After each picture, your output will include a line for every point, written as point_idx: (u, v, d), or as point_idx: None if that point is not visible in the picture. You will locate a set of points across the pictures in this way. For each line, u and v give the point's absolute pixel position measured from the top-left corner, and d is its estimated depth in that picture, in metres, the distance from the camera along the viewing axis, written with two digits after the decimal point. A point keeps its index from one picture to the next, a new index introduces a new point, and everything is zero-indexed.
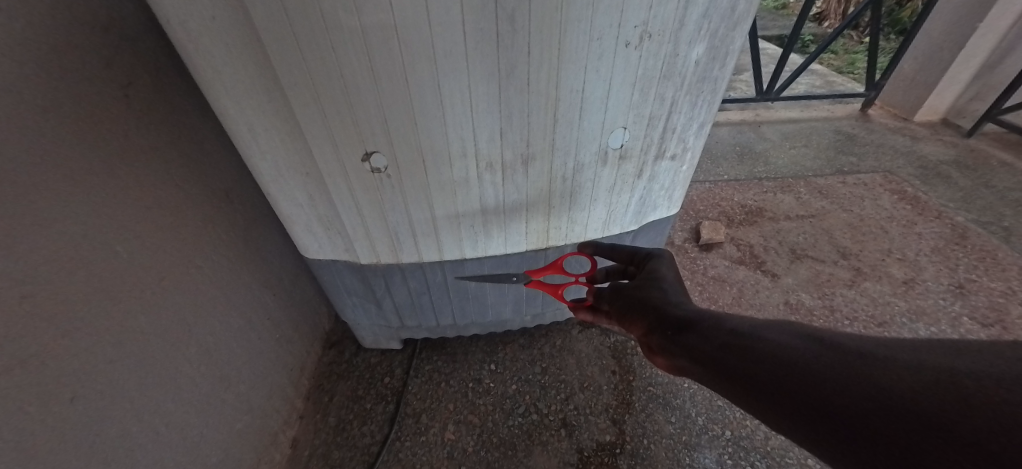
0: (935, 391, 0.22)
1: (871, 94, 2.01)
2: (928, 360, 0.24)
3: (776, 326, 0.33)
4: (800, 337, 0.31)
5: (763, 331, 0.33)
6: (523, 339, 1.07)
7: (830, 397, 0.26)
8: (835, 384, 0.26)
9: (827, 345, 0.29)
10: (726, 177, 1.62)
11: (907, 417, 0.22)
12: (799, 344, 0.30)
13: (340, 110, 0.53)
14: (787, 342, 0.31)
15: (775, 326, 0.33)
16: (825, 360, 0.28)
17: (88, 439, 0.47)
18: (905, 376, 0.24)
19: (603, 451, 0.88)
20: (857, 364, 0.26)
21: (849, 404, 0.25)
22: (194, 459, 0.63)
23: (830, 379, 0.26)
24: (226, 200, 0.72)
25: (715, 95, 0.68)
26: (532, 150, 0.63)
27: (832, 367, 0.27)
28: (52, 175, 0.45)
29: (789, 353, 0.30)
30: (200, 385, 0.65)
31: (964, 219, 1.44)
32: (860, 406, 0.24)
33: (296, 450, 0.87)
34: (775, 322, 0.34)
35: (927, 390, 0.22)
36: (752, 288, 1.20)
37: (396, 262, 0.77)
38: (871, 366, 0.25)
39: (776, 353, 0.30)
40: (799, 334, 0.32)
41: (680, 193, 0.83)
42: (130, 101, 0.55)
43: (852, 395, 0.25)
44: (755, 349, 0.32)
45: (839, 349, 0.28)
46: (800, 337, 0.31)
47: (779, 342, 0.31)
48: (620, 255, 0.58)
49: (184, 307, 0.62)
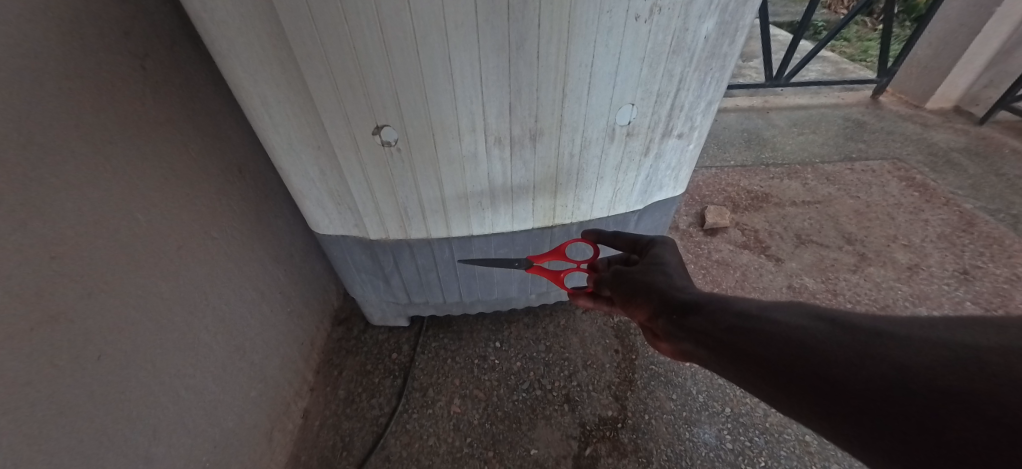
0: (956, 370, 0.22)
1: (882, 81, 1.99)
2: (940, 338, 0.24)
3: (784, 307, 0.34)
4: (808, 316, 0.32)
5: (770, 312, 0.34)
6: (527, 318, 1.09)
7: (846, 379, 0.25)
8: (849, 365, 0.26)
9: (839, 325, 0.29)
10: (733, 162, 1.61)
11: (927, 398, 0.22)
12: (808, 324, 0.31)
13: (352, 82, 0.54)
14: (796, 323, 0.31)
15: (782, 307, 0.34)
16: (837, 341, 0.28)
17: (113, 397, 0.50)
18: (922, 356, 0.23)
19: (605, 425, 0.90)
20: (869, 343, 0.26)
21: (862, 383, 0.25)
22: (212, 421, 0.65)
23: (844, 360, 0.26)
24: (239, 175, 0.74)
25: (724, 72, 0.68)
26: (540, 125, 0.64)
27: (844, 347, 0.27)
28: (77, 143, 0.46)
29: (797, 334, 0.30)
30: (216, 352, 0.67)
31: (972, 206, 1.43)
32: (874, 386, 0.24)
33: (307, 420, 0.90)
34: (781, 304, 0.35)
35: (946, 370, 0.22)
36: (755, 272, 1.21)
37: (405, 238, 0.78)
38: (881, 346, 0.26)
39: (784, 335, 0.31)
40: (807, 314, 0.32)
41: (686, 173, 0.83)
42: (147, 73, 0.56)
43: (867, 375, 0.25)
44: (761, 331, 0.32)
45: (851, 328, 0.28)
46: (810, 316, 0.31)
47: (785, 323, 0.32)
48: (621, 243, 0.58)
49: (200, 276, 0.64)
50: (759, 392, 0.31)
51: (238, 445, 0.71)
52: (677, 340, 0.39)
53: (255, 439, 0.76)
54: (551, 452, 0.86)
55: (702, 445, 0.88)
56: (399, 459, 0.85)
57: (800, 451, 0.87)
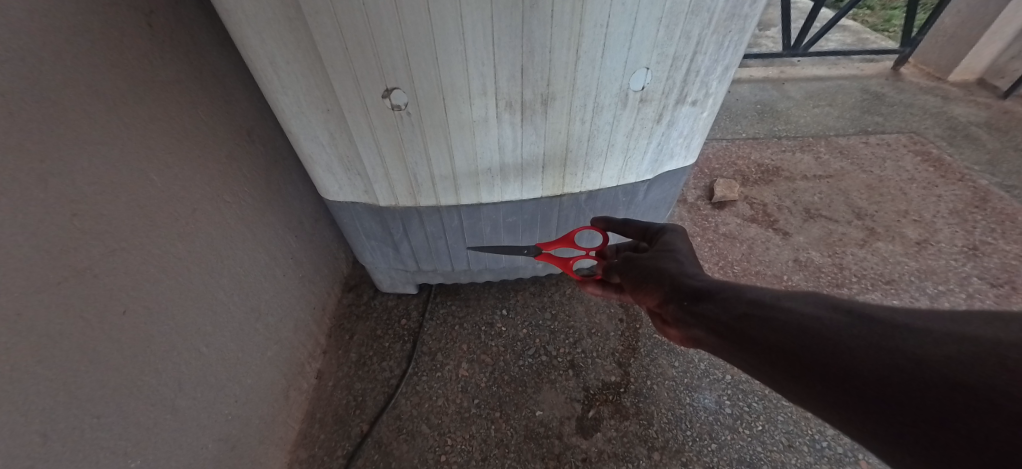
0: (972, 361, 0.21)
1: (905, 51, 1.91)
2: (961, 330, 0.23)
3: (799, 295, 0.33)
4: (824, 305, 0.31)
5: (785, 301, 0.33)
6: (533, 286, 1.11)
7: (860, 370, 0.25)
8: (865, 356, 0.26)
9: (855, 315, 0.28)
10: (744, 135, 1.58)
11: (944, 389, 0.21)
12: (823, 314, 0.30)
13: (361, 40, 0.53)
14: (809, 313, 0.31)
15: (798, 296, 0.33)
16: (854, 332, 0.27)
17: (141, 350, 0.52)
18: (941, 347, 0.23)
19: (608, 390, 0.93)
20: (888, 335, 0.25)
21: (876, 374, 0.25)
22: (231, 377, 0.68)
23: (858, 350, 0.26)
24: (249, 139, 0.74)
25: (743, 35, 0.65)
26: (552, 90, 0.63)
27: (859, 338, 0.27)
28: (91, 101, 0.47)
29: (812, 323, 0.30)
30: (234, 313, 0.69)
31: (987, 182, 1.40)
32: (885, 377, 0.24)
33: (321, 381, 0.93)
34: (797, 292, 0.33)
35: (965, 364, 0.21)
36: (762, 245, 1.21)
37: (414, 205, 0.79)
38: (902, 338, 0.25)
39: (798, 325, 0.30)
40: (824, 303, 0.31)
41: (698, 141, 0.82)
42: (153, 31, 0.55)
43: (883, 367, 0.24)
44: (776, 319, 0.32)
45: (866, 319, 0.28)
46: (824, 306, 0.31)
47: (801, 313, 0.31)
48: (632, 230, 0.58)
49: (216, 238, 0.65)
50: (772, 380, 0.31)
51: (257, 401, 0.75)
52: (686, 326, 0.39)
53: (272, 396, 0.79)
54: (555, 413, 0.89)
55: (702, 409, 0.91)
56: (409, 418, 0.88)
57: (797, 416, 0.90)
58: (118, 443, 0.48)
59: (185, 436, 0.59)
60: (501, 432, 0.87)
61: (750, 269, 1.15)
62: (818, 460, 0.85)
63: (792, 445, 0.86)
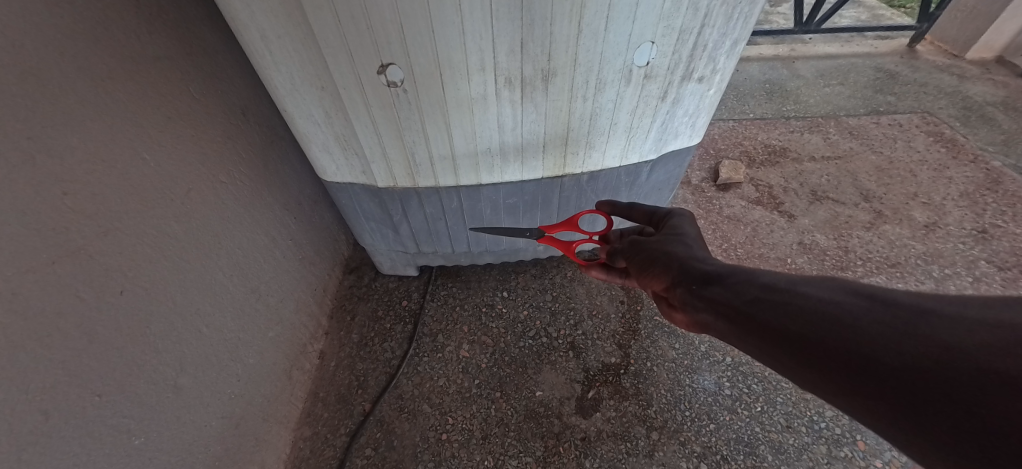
0: (992, 348, 0.21)
1: (922, 27, 1.84)
2: (991, 316, 0.22)
3: (815, 280, 0.32)
4: (845, 291, 0.30)
5: (801, 286, 0.32)
6: (534, 269, 1.11)
7: (880, 356, 0.24)
8: (887, 342, 0.25)
9: (878, 301, 0.27)
10: (751, 115, 1.54)
11: (975, 377, 0.20)
12: (842, 298, 0.29)
13: (353, 12, 0.51)
14: (827, 298, 0.30)
15: (816, 281, 0.32)
16: (875, 317, 0.26)
17: (139, 330, 0.52)
18: (971, 334, 0.22)
19: (608, 371, 0.94)
20: (914, 321, 0.24)
21: (896, 362, 0.24)
22: (232, 357, 0.69)
23: (881, 336, 0.25)
24: (243, 118, 0.73)
25: (753, 7, 0.62)
26: (553, 65, 0.60)
27: (881, 324, 0.26)
28: (76, 76, 0.45)
29: (828, 308, 0.29)
30: (234, 293, 0.69)
31: (1001, 164, 1.37)
32: (907, 365, 0.23)
33: (323, 361, 0.94)
34: (814, 277, 0.32)
35: (997, 349, 0.20)
36: (766, 228, 1.20)
37: (413, 186, 0.77)
38: (927, 323, 0.24)
39: (815, 310, 0.29)
40: (844, 288, 0.30)
41: (703, 120, 0.79)
42: (141, 5, 0.54)
43: (905, 354, 0.23)
44: (791, 303, 0.31)
45: (889, 304, 0.26)
46: (845, 291, 0.30)
47: (820, 298, 0.30)
48: (638, 215, 0.57)
49: (212, 219, 0.65)
50: (785, 368, 0.30)
51: (259, 380, 0.75)
52: (692, 311, 0.39)
53: (275, 375, 0.80)
54: (555, 393, 0.90)
55: (701, 390, 0.91)
56: (411, 397, 0.90)
57: (796, 398, 0.91)
58: (121, 419, 0.49)
59: (188, 413, 0.59)
60: (501, 412, 0.88)
61: (754, 252, 1.14)
62: (816, 440, 0.85)
63: (790, 425, 0.87)
